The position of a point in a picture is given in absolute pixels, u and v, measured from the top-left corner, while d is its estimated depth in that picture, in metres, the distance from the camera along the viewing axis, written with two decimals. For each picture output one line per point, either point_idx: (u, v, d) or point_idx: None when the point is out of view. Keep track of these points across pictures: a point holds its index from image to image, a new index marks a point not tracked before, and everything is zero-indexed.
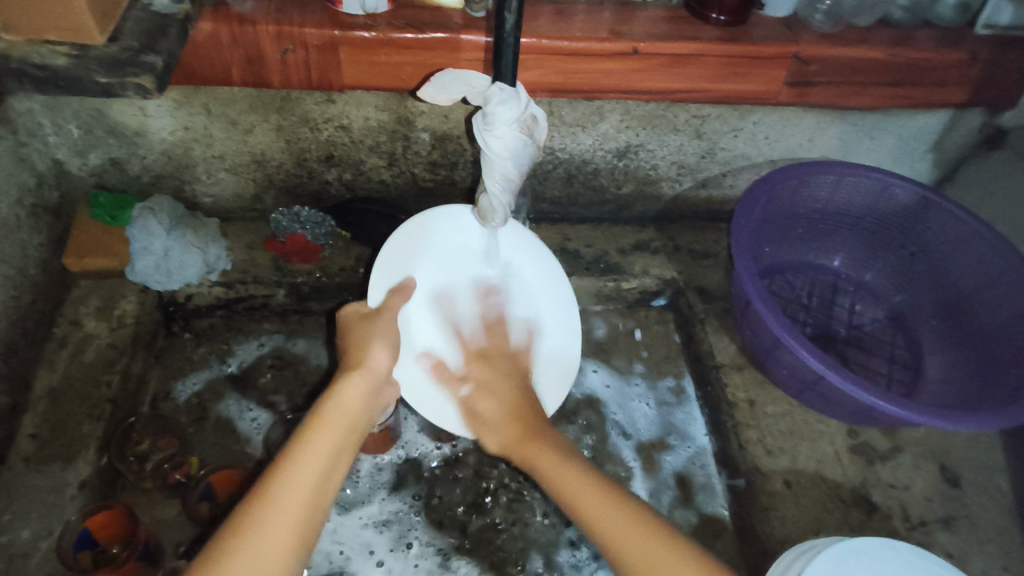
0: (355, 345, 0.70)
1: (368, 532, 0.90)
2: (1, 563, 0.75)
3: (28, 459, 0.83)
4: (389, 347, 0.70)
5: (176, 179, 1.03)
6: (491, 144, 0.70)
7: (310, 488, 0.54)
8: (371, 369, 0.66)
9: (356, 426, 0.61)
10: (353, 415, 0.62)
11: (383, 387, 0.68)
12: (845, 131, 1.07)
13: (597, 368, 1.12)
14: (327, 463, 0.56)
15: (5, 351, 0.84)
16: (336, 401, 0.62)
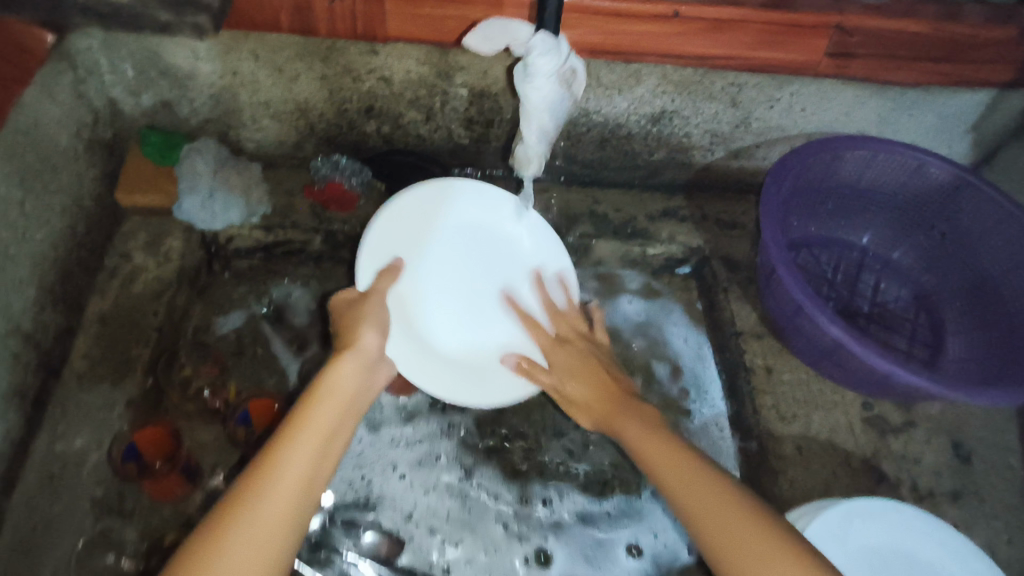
0: (348, 328, 0.79)
1: (389, 464, 0.94)
2: (56, 468, 0.81)
3: (80, 377, 0.89)
4: (378, 329, 0.80)
5: (222, 124, 1.07)
6: (530, 93, 0.76)
7: (314, 450, 0.62)
8: (364, 347, 0.77)
9: (350, 401, 0.71)
10: (349, 390, 0.71)
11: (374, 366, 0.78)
12: (884, 107, 1.06)
13: (632, 299, 1.15)
14: (327, 429, 0.65)
15: (61, 276, 0.90)
16: (332, 380, 0.71)
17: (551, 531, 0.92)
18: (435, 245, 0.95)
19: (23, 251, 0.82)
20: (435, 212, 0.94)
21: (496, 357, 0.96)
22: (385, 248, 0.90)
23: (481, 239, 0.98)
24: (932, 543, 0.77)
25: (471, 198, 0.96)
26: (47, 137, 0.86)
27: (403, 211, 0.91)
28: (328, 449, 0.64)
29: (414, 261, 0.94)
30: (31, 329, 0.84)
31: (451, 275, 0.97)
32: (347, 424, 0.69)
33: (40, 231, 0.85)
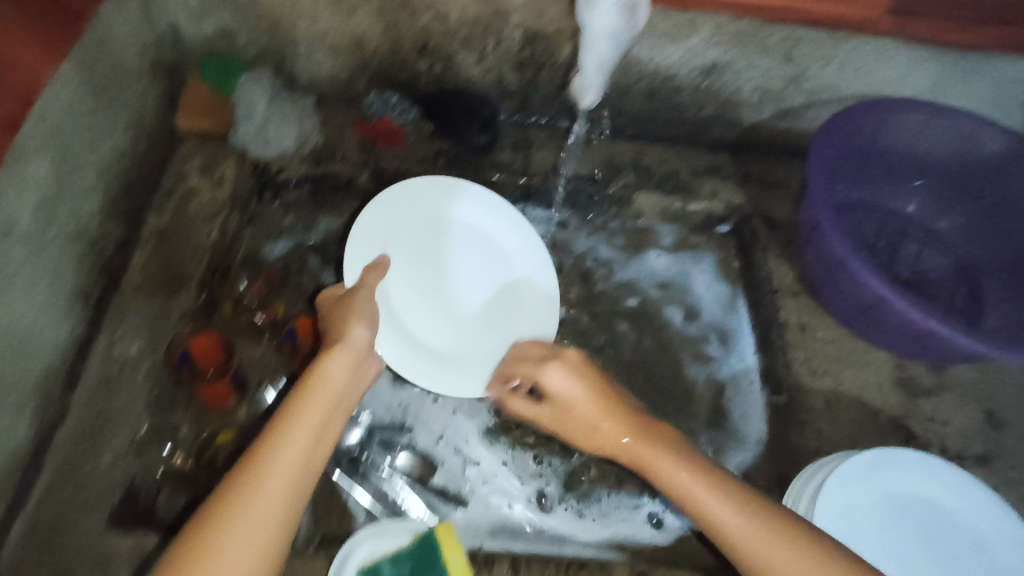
0: (338, 320, 0.78)
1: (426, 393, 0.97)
2: (115, 367, 0.86)
3: (138, 286, 0.93)
4: (369, 322, 0.78)
5: (278, 55, 1.09)
6: (591, 27, 0.81)
7: (303, 454, 0.64)
8: (354, 342, 0.76)
9: (340, 398, 0.71)
10: (338, 384, 0.72)
11: (365, 358, 0.77)
12: (941, 71, 1.05)
13: (658, 254, 1.14)
14: (315, 431, 0.66)
15: (122, 190, 0.93)
16: (323, 376, 0.71)
17: (557, 479, 0.94)
18: (418, 240, 0.97)
19: (91, 159, 0.85)
20: (416, 206, 0.98)
21: (485, 352, 0.95)
22: (369, 243, 0.92)
23: (462, 233, 1.00)
24: (959, 494, 0.78)
25: (450, 193, 1.00)
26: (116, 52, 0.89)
27: (386, 207, 0.95)
28: (315, 453, 0.65)
29: (397, 257, 0.95)
30: (95, 237, 0.87)
31: (436, 272, 0.98)
32: (336, 420, 0.70)
33: (106, 143, 0.88)
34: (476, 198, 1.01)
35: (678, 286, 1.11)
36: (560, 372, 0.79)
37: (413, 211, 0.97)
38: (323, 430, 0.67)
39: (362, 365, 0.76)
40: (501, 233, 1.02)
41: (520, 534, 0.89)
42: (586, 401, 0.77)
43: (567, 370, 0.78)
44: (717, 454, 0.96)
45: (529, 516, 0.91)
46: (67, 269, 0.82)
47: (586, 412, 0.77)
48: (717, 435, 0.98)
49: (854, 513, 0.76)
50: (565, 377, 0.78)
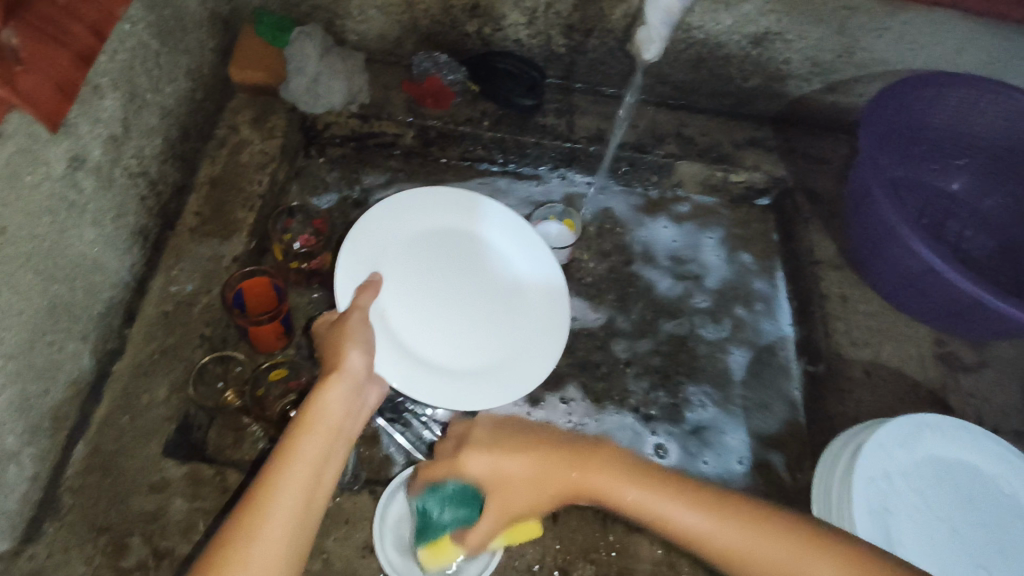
0: (331, 351, 0.69)
1: None
2: (171, 305, 0.88)
3: (192, 230, 0.95)
4: (364, 348, 0.69)
5: (330, 12, 1.10)
6: None
7: (298, 503, 0.54)
8: (349, 370, 0.66)
9: (340, 432, 0.60)
10: (335, 416, 0.61)
11: (364, 385, 0.67)
12: (996, 46, 1.04)
13: (666, 224, 1.15)
14: (312, 477, 0.56)
15: (180, 135, 0.96)
16: (316, 410, 0.61)
17: (562, 420, 0.93)
18: (413, 253, 0.92)
19: (155, 100, 0.88)
20: (408, 220, 0.93)
21: (496, 363, 0.88)
22: (361, 262, 0.87)
23: (460, 242, 0.96)
24: (999, 461, 0.79)
25: (442, 203, 0.96)
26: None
27: (375, 222, 0.90)
28: (315, 498, 0.55)
29: (393, 273, 0.90)
30: (155, 178, 0.90)
31: (438, 286, 0.92)
32: (338, 456, 0.59)
33: (169, 86, 0.91)
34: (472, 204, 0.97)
35: (688, 257, 1.12)
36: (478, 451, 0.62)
37: (408, 225, 0.93)
38: (320, 474, 0.56)
39: (361, 392, 0.66)
40: (503, 240, 0.98)
41: None
42: (511, 463, 0.61)
43: (480, 449, 0.62)
44: (725, 414, 0.97)
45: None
46: (130, 206, 0.85)
47: (511, 479, 0.61)
48: (753, 402, 0.99)
49: (895, 476, 0.76)
50: (483, 453, 0.62)
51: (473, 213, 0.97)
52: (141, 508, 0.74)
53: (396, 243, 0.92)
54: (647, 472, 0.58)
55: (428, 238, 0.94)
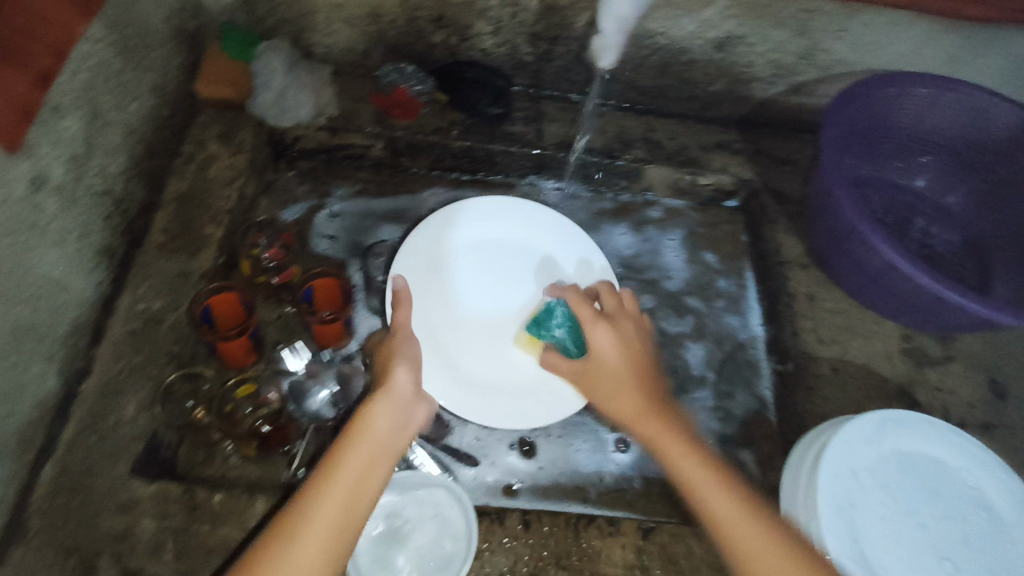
0: (383, 369, 0.78)
1: None
2: (139, 324, 0.88)
3: (159, 247, 0.95)
4: (411, 368, 0.77)
5: (296, 26, 1.10)
6: None
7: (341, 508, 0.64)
8: (399, 387, 0.75)
9: (385, 448, 0.69)
10: (380, 433, 0.70)
11: (410, 404, 0.75)
12: (953, 45, 1.06)
13: (625, 231, 1.16)
14: (354, 486, 0.65)
15: (145, 153, 0.95)
16: (364, 426, 0.70)
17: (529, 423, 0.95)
18: (467, 271, 1.02)
19: (118, 119, 0.87)
20: (460, 240, 1.03)
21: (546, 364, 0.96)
22: (414, 287, 0.97)
23: (510, 256, 1.05)
24: (964, 455, 0.80)
25: (491, 219, 1.06)
26: (143, 14, 0.91)
27: (428, 245, 1.01)
28: (356, 505, 0.65)
29: (437, 294, 0.99)
30: (120, 196, 0.89)
31: (480, 299, 1.00)
32: (381, 468, 0.68)
33: (133, 104, 0.91)
34: (522, 217, 1.06)
35: (657, 259, 1.13)
36: (609, 331, 0.81)
37: (458, 244, 1.03)
38: (368, 476, 0.67)
39: (406, 412, 0.74)
40: (552, 252, 1.06)
41: (514, 483, 0.90)
42: (621, 357, 0.79)
43: (615, 338, 0.80)
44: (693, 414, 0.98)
45: (516, 463, 0.91)
46: (94, 226, 0.84)
47: (611, 363, 0.78)
48: (724, 403, 1.00)
49: (861, 471, 0.77)
50: (613, 339, 0.80)
51: (501, 220, 1.06)
52: (108, 529, 0.73)
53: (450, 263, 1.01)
54: (689, 442, 0.72)
55: (463, 255, 1.03)
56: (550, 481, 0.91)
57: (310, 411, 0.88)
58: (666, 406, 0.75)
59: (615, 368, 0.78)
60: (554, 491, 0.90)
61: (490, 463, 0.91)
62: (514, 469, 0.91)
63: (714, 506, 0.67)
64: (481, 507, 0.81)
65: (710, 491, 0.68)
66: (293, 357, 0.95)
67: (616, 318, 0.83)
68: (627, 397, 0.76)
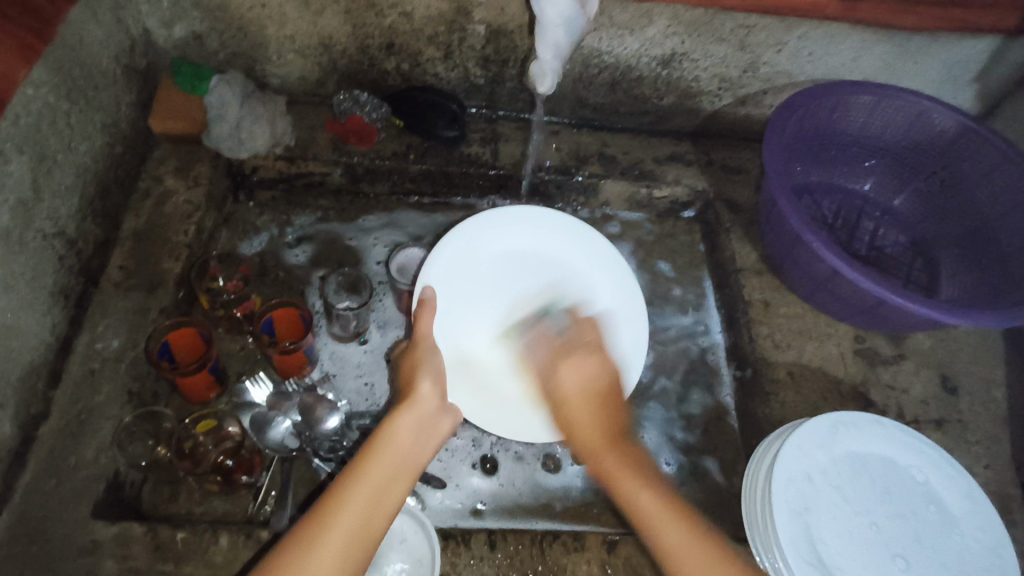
0: (406, 377, 0.74)
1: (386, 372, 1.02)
2: (96, 363, 0.87)
3: (116, 284, 0.95)
4: (434, 377, 0.74)
5: (249, 58, 1.11)
6: (547, 14, 0.86)
7: (356, 526, 0.60)
8: (423, 400, 0.71)
9: (405, 465, 0.66)
10: (402, 447, 0.67)
11: (434, 418, 0.71)
12: (888, 53, 1.09)
13: None
14: (370, 505, 0.62)
15: (99, 191, 0.95)
16: (386, 439, 0.67)
17: (490, 439, 0.97)
18: (491, 283, 0.99)
19: (67, 159, 0.88)
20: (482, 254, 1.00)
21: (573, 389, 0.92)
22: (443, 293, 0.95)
23: (535, 266, 1.01)
24: (911, 450, 0.83)
25: (517, 228, 1.01)
26: (90, 55, 0.91)
27: (452, 257, 0.96)
28: (373, 523, 0.61)
29: (465, 302, 0.97)
30: (74, 236, 0.89)
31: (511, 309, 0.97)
32: (400, 485, 0.65)
33: (83, 144, 0.91)
34: (549, 224, 1.02)
35: None
36: (567, 362, 0.76)
37: (481, 259, 1.00)
38: (382, 498, 0.63)
39: (428, 426, 0.70)
40: (579, 262, 1.02)
41: (479, 504, 0.91)
42: (579, 393, 0.72)
43: (577, 374, 0.73)
44: (653, 424, 1.01)
45: (480, 482, 0.93)
46: (46, 268, 0.84)
47: (572, 400, 0.72)
48: (686, 412, 1.02)
49: (816, 475, 0.79)
50: (574, 372, 0.74)
51: (538, 225, 1.01)
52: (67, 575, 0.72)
53: (480, 273, 0.99)
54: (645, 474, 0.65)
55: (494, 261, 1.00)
56: (514, 498, 0.92)
57: (274, 442, 0.89)
58: (627, 445, 0.67)
59: (575, 403, 0.72)
60: (518, 509, 0.91)
61: (455, 485, 0.92)
62: (478, 489, 0.92)
63: (665, 540, 0.61)
64: (446, 530, 0.82)
65: (663, 530, 0.61)
66: (256, 388, 0.96)
67: (572, 348, 0.77)
68: (586, 435, 0.69)
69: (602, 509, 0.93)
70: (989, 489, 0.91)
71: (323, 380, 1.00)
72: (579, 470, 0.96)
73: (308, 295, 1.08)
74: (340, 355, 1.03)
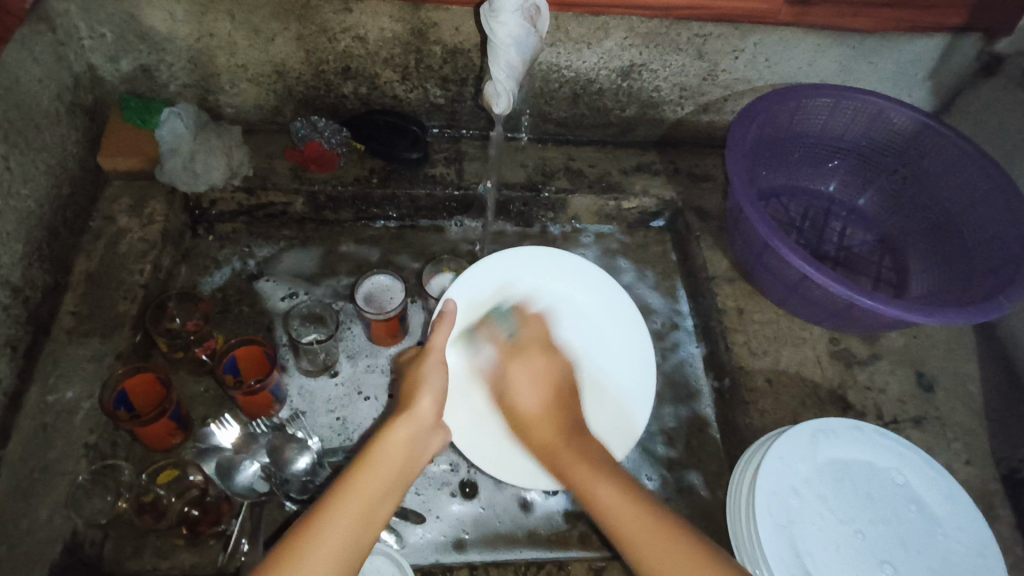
0: (408, 388, 0.71)
1: (358, 403, 0.99)
2: (49, 418, 0.83)
3: (69, 331, 0.91)
4: (437, 395, 0.71)
5: (201, 89, 1.08)
6: (498, 33, 0.86)
7: (345, 539, 0.57)
8: (420, 414, 0.69)
9: (398, 478, 0.63)
10: (398, 459, 0.64)
11: (429, 435, 0.69)
12: (843, 55, 1.10)
13: None
14: (363, 516, 0.59)
15: (47, 235, 0.91)
16: (380, 449, 0.64)
17: (467, 465, 0.95)
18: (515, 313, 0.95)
19: (8, 204, 0.84)
20: (514, 280, 0.96)
21: None
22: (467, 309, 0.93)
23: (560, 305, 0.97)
24: (889, 452, 0.82)
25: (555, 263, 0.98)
26: (29, 96, 0.88)
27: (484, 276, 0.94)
28: (360, 539, 0.58)
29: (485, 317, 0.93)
30: (20, 284, 0.86)
31: None
32: (393, 499, 0.62)
33: (26, 188, 0.87)
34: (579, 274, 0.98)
35: None
36: (521, 363, 0.78)
37: (507, 281, 0.96)
38: (371, 510, 0.60)
39: (424, 443, 0.68)
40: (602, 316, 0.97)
41: (461, 535, 0.88)
42: (527, 384, 0.75)
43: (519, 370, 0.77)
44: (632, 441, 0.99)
45: (461, 510, 0.90)
46: None
47: (520, 391, 0.75)
48: (666, 427, 1.01)
49: (801, 486, 0.78)
50: (527, 369, 0.76)
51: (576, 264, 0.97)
52: None
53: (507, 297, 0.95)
54: (594, 464, 0.67)
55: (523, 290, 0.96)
56: (496, 525, 0.90)
57: (241, 487, 0.87)
58: (579, 437, 0.70)
59: (525, 395, 0.75)
60: (501, 538, 0.89)
61: (435, 517, 0.89)
62: (459, 518, 0.90)
63: (603, 504, 0.63)
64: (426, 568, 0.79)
65: (615, 512, 0.62)
66: (223, 431, 0.92)
67: (528, 346, 0.79)
68: (539, 431, 0.72)
69: (587, 530, 0.90)
70: (970, 485, 0.91)
71: (292, 418, 0.96)
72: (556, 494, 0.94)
73: (273, 330, 1.05)
74: (310, 390, 0.99)
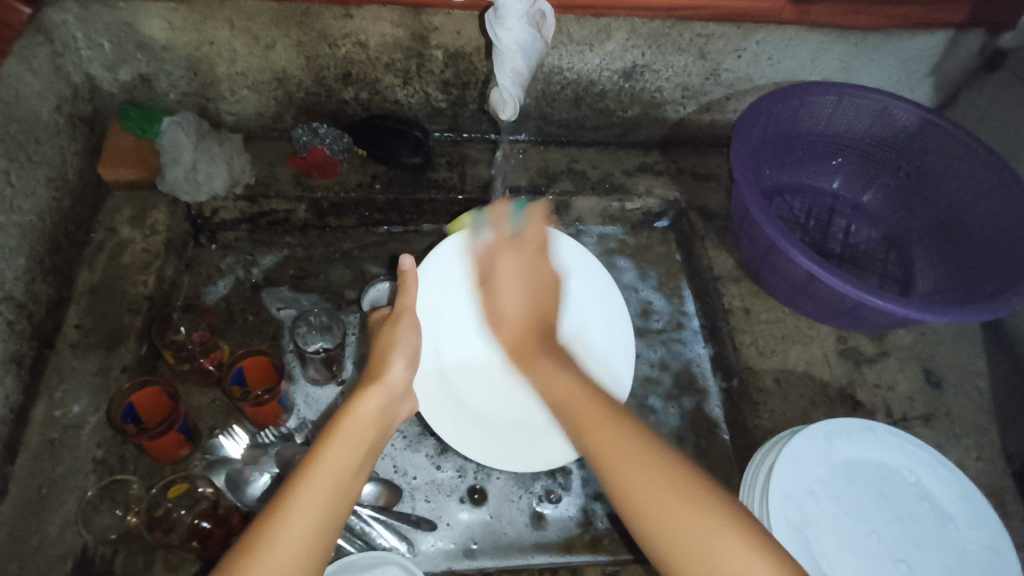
0: (377, 357, 0.74)
1: None
2: (55, 433, 0.83)
3: (74, 345, 0.90)
4: (406, 359, 0.74)
5: (201, 97, 1.07)
6: (503, 39, 0.86)
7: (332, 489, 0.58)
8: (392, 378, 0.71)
9: (373, 434, 0.65)
10: (374, 420, 0.66)
11: (399, 401, 0.72)
12: (846, 52, 1.10)
13: None
14: (346, 466, 0.60)
15: (49, 248, 0.91)
16: (356, 410, 0.66)
17: (474, 471, 0.94)
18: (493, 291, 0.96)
19: (10, 220, 0.83)
20: None
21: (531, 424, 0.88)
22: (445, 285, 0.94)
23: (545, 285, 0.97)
24: (901, 451, 0.82)
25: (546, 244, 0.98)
26: (28, 109, 0.87)
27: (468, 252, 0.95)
28: (348, 489, 0.59)
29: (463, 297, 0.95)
30: (23, 298, 0.85)
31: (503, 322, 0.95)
32: (369, 456, 0.63)
33: (27, 202, 0.86)
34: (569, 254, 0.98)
35: None
36: (511, 262, 0.84)
37: None
38: (351, 462, 0.61)
39: (395, 407, 0.70)
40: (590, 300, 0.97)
41: (470, 543, 0.88)
42: (515, 288, 0.82)
43: (514, 268, 0.84)
44: None
45: (470, 517, 0.90)
46: None
47: (507, 294, 0.83)
48: (673, 429, 1.01)
49: (814, 487, 0.77)
50: (514, 263, 0.84)
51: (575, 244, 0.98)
52: None
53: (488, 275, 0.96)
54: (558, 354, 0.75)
55: None
56: (505, 532, 0.89)
57: (252, 497, 0.88)
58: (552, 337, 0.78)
59: (509, 299, 0.82)
60: (511, 545, 0.88)
61: (446, 525, 0.89)
62: (470, 525, 0.89)
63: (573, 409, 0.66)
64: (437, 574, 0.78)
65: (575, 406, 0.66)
66: (230, 442, 0.92)
67: (525, 242, 0.86)
68: (517, 326, 0.80)
69: (599, 534, 0.90)
70: (981, 482, 0.91)
71: (300, 427, 0.96)
72: (564, 500, 0.93)
73: (276, 339, 1.04)
74: (316, 397, 0.99)
